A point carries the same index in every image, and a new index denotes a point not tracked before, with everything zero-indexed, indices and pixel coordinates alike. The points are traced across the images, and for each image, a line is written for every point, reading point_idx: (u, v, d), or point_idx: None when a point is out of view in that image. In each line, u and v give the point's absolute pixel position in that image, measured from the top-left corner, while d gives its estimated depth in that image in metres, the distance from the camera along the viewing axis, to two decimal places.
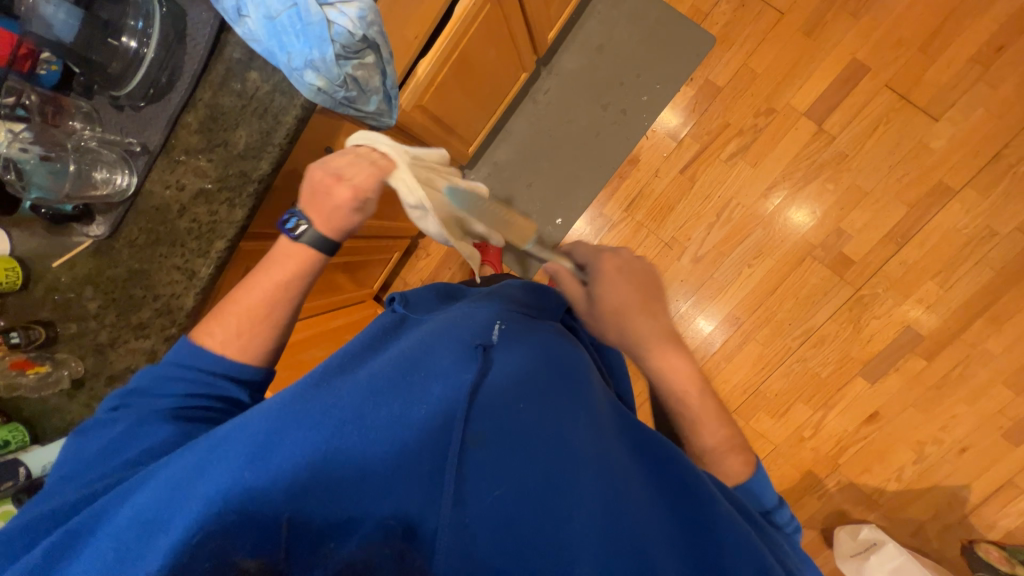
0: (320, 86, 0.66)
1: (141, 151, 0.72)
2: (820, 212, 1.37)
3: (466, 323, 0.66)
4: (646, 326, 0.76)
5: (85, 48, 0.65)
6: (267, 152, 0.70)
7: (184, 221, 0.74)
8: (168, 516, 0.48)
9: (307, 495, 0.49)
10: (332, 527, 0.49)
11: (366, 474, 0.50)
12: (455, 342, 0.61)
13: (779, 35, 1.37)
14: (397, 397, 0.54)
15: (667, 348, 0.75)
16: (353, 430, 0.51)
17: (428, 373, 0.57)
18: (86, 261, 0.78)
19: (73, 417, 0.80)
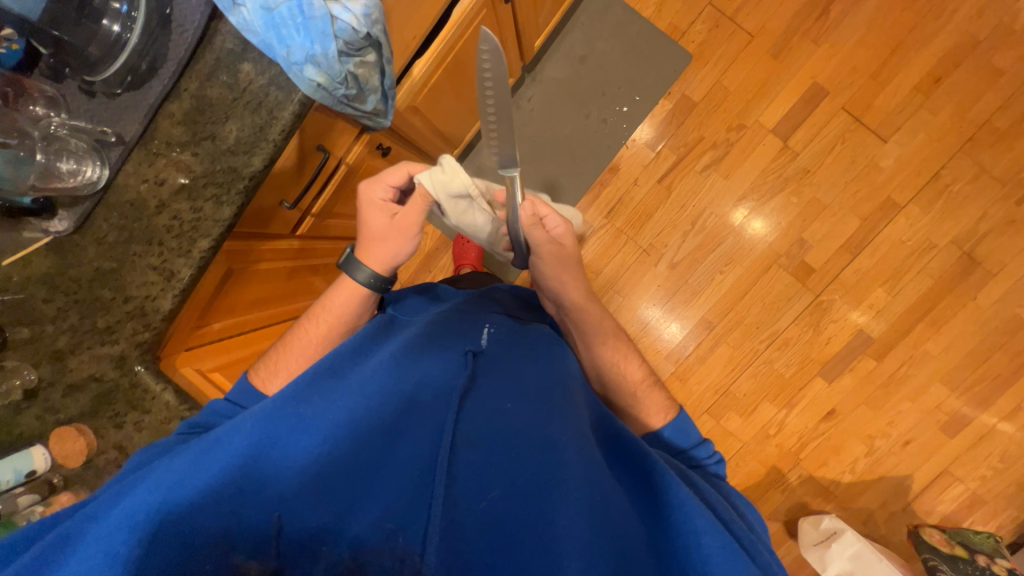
0: (320, 82, 0.63)
1: (116, 142, 0.67)
2: (785, 222, 1.46)
3: (456, 328, 0.67)
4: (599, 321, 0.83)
5: (51, 23, 0.59)
6: (260, 147, 0.67)
7: (163, 218, 0.69)
8: (156, 520, 0.45)
9: (299, 498, 0.47)
10: (321, 532, 0.47)
11: (358, 476, 0.49)
12: (445, 346, 0.62)
13: (749, 56, 1.47)
14: (391, 399, 0.54)
15: (616, 343, 0.84)
16: (346, 432, 0.51)
17: (420, 375, 0.57)
18: (44, 260, 0.71)
19: (25, 432, 0.73)
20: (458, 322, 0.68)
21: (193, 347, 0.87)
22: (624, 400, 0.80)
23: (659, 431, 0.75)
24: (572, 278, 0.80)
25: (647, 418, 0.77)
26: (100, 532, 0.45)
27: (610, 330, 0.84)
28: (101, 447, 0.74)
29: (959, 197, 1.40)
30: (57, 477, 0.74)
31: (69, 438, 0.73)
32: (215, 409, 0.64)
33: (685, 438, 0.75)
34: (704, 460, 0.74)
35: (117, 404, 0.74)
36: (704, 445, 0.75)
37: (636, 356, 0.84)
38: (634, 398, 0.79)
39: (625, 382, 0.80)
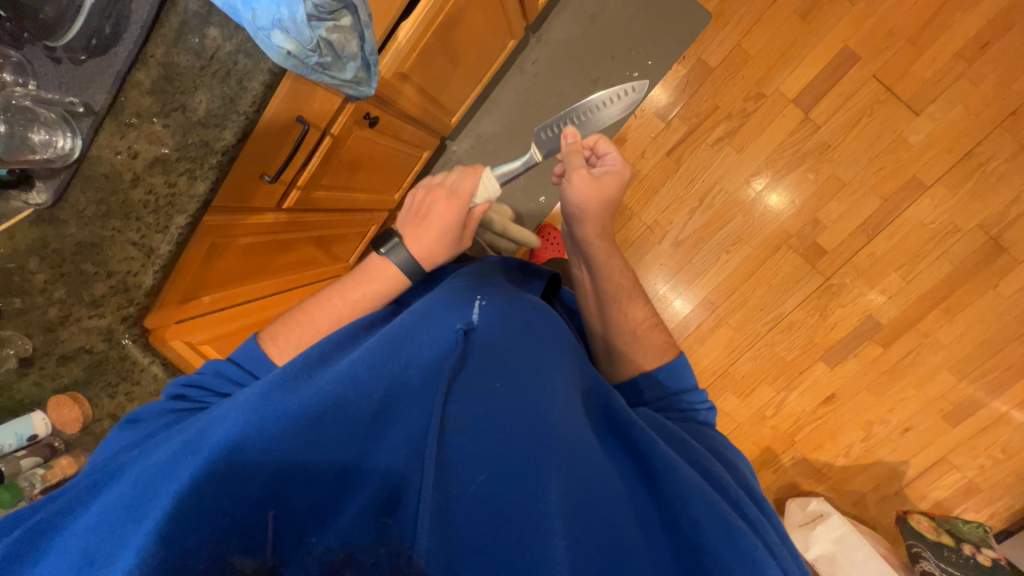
0: (289, 49, 0.59)
1: (85, 113, 0.64)
2: (800, 200, 1.39)
3: (447, 300, 0.61)
4: (618, 276, 0.79)
5: None
6: (232, 120, 0.65)
7: (139, 192, 0.68)
8: (142, 512, 0.45)
9: (286, 487, 0.47)
10: (311, 516, 0.47)
11: (345, 461, 0.49)
12: (435, 324, 0.58)
13: (775, 15, 1.34)
14: (378, 387, 0.52)
15: (631, 300, 0.80)
16: (331, 415, 0.49)
17: (408, 357, 0.55)
18: (25, 232, 0.69)
19: (23, 397, 0.74)
20: (451, 295, 0.63)
21: (182, 320, 0.87)
22: (624, 340, 0.78)
23: (651, 371, 0.75)
24: (602, 218, 0.74)
25: (642, 358, 0.77)
26: (91, 523, 0.45)
27: (618, 268, 0.80)
28: (96, 414, 0.77)
29: (993, 177, 1.30)
30: (58, 440, 0.77)
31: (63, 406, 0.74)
32: (222, 372, 0.60)
33: (678, 381, 0.75)
34: (692, 400, 0.73)
35: (108, 374, 0.76)
36: (695, 390, 0.75)
37: (636, 295, 0.81)
38: (633, 337, 0.78)
39: (626, 325, 0.78)
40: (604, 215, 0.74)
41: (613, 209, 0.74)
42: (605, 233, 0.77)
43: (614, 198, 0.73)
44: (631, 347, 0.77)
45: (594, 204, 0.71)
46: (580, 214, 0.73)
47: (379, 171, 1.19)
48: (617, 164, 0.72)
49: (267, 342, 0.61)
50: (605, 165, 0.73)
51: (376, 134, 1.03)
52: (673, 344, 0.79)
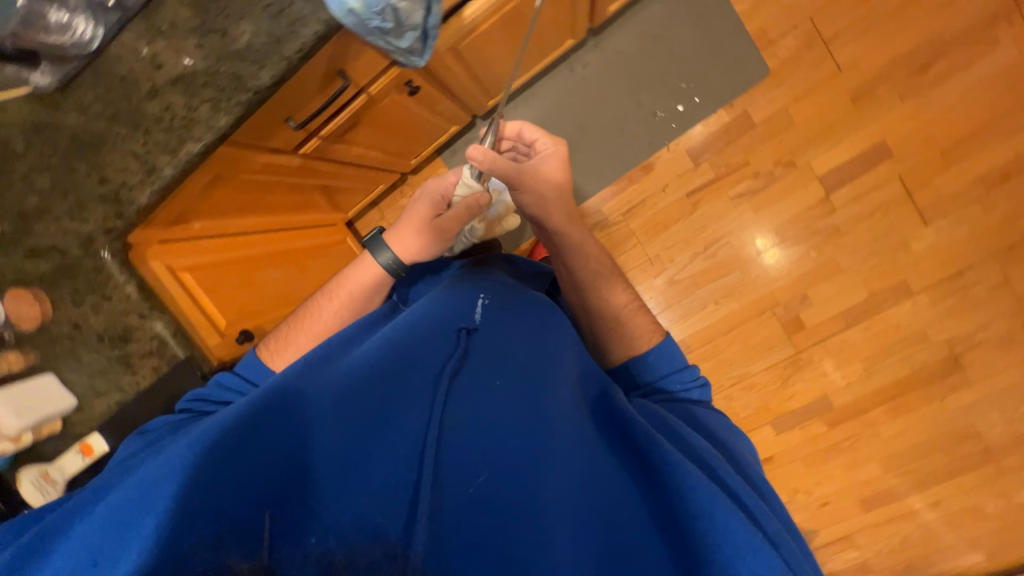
0: (352, 6, 0.56)
1: (115, 8, 0.61)
2: (795, 273, 1.43)
3: (451, 303, 0.64)
4: (599, 261, 0.80)
5: None
6: (273, 61, 0.61)
7: (154, 106, 0.64)
8: (132, 514, 0.41)
9: (286, 479, 0.45)
10: (310, 508, 0.43)
11: (347, 449, 0.48)
12: (436, 325, 0.60)
13: (827, 90, 1.35)
14: (379, 385, 0.52)
15: (613, 281, 0.81)
16: (330, 410, 0.49)
17: (412, 356, 0.56)
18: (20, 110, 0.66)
19: None
20: (454, 296, 0.65)
21: (171, 242, 0.83)
22: (607, 324, 0.78)
23: (643, 352, 0.75)
24: (561, 201, 0.76)
25: (631, 341, 0.77)
26: (82, 529, 0.42)
27: (592, 252, 0.80)
28: (56, 316, 0.73)
29: (972, 301, 1.36)
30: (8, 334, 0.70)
31: (22, 303, 0.70)
32: (223, 383, 0.62)
33: (668, 362, 0.74)
34: (679, 382, 0.72)
35: (82, 280, 0.72)
36: (686, 368, 0.73)
37: (617, 275, 0.81)
38: (619, 322, 0.78)
39: (602, 307, 0.79)
40: (564, 200, 0.76)
41: (566, 190, 0.77)
42: (564, 214, 0.77)
43: (565, 176, 0.77)
44: (614, 330, 0.78)
45: (554, 190, 0.75)
46: (535, 208, 0.74)
47: (404, 136, 1.14)
48: (550, 148, 0.75)
49: (260, 349, 0.67)
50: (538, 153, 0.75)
51: (411, 102, 0.99)
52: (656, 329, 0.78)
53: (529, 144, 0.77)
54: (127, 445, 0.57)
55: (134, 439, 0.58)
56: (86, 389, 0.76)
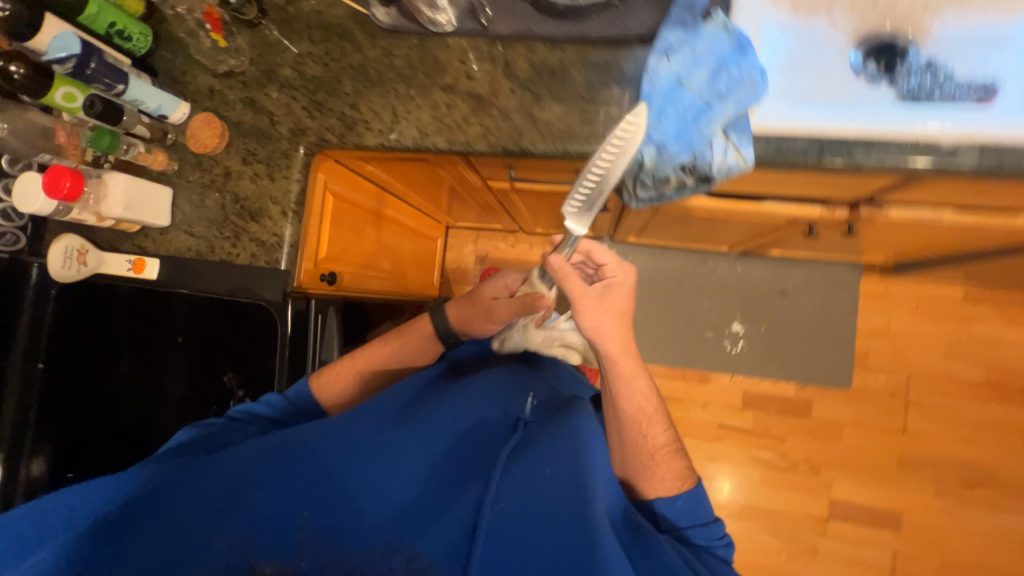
0: (644, 160, 0.64)
1: (479, 23, 0.68)
2: (754, 558, 1.41)
3: (513, 397, 0.71)
4: (642, 397, 0.74)
5: None
6: (554, 146, 0.66)
7: (441, 96, 0.71)
8: (200, 517, 0.54)
9: (327, 506, 0.55)
10: (343, 541, 0.53)
11: (380, 498, 0.57)
12: (498, 410, 0.67)
13: (886, 440, 1.39)
14: (431, 441, 0.62)
15: (653, 417, 0.74)
16: (383, 454, 0.60)
17: (446, 439, 0.63)
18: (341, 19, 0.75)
19: (197, 87, 0.81)
20: (515, 392, 0.72)
21: (341, 167, 0.84)
22: (637, 464, 0.73)
23: (672, 499, 0.70)
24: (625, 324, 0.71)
25: (655, 485, 0.72)
26: (152, 515, 0.54)
27: (641, 390, 0.73)
28: (219, 156, 0.79)
29: None
30: (171, 136, 0.79)
31: (208, 125, 0.78)
32: (268, 401, 0.76)
33: (695, 513, 0.69)
34: (704, 534, 0.68)
35: (266, 151, 0.77)
36: (715, 522, 0.69)
37: (661, 413, 0.75)
38: (650, 463, 0.72)
39: (640, 449, 0.73)
40: (626, 324, 0.70)
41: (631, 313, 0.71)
42: (623, 343, 0.70)
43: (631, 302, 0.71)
44: (645, 471, 0.72)
45: (620, 314, 0.69)
46: (593, 332, 0.68)
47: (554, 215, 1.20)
48: (620, 273, 0.69)
49: (313, 377, 0.79)
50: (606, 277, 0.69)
51: (589, 208, 1.05)
52: (689, 467, 0.73)
53: (598, 266, 0.71)
54: (202, 427, 0.70)
55: (210, 424, 0.70)
56: (189, 221, 0.79)
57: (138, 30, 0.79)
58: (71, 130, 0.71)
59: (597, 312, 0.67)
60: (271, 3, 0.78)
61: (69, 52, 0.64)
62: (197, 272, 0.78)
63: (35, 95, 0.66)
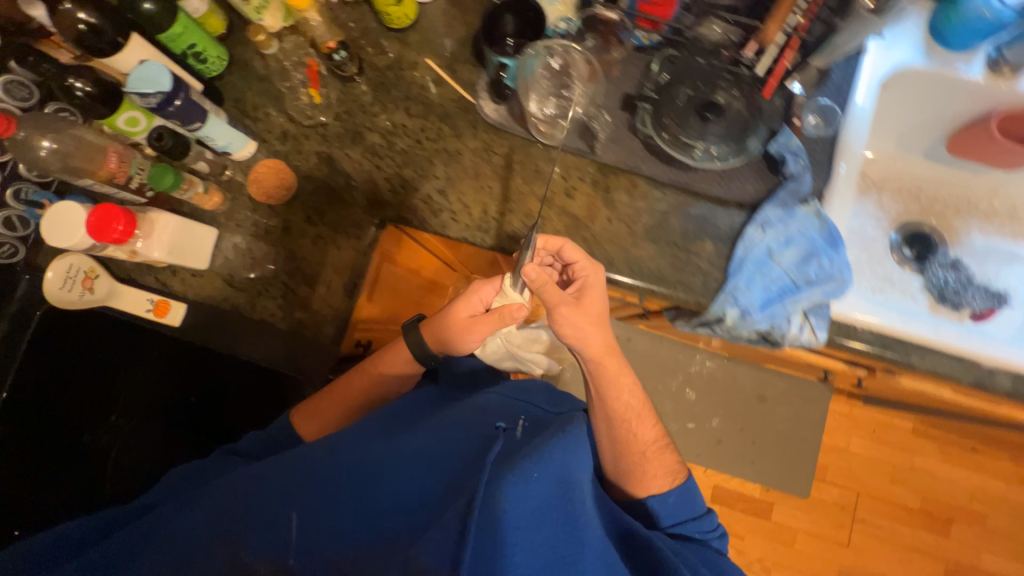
0: (724, 318, 0.66)
1: (588, 148, 0.69)
2: None
3: (501, 413, 0.64)
4: (624, 403, 0.69)
5: (666, 88, 0.67)
6: (643, 284, 0.67)
7: (535, 205, 0.70)
8: (173, 547, 0.49)
9: (324, 510, 0.50)
10: (338, 547, 0.47)
11: (378, 506, 0.51)
12: (481, 431, 0.59)
13: (832, 550, 1.50)
14: (409, 462, 0.55)
15: (641, 416, 0.71)
16: (357, 479, 0.53)
17: (448, 447, 0.57)
18: (442, 100, 0.73)
19: (268, 127, 0.75)
20: (507, 407, 0.65)
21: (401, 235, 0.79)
22: (625, 459, 0.69)
23: (660, 497, 0.67)
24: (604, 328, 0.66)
25: (641, 479, 0.68)
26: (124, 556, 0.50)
27: (630, 387, 0.69)
28: (280, 207, 0.73)
29: None
30: (230, 172, 0.72)
31: (275, 173, 0.72)
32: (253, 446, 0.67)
33: (689, 505, 0.68)
34: (700, 525, 0.67)
35: (334, 213, 0.72)
36: (706, 511, 0.68)
37: (647, 409, 0.71)
38: (635, 457, 0.68)
39: (632, 461, 0.68)
40: (606, 329, 0.67)
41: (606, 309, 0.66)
42: (607, 345, 0.67)
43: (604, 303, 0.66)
44: (631, 467, 0.68)
45: (599, 319, 0.66)
46: (573, 334, 0.65)
47: None
48: (588, 269, 0.65)
49: (297, 420, 0.72)
50: (574, 272, 0.66)
51: (624, 308, 1.06)
52: (677, 461, 0.71)
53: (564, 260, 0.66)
54: (192, 469, 0.63)
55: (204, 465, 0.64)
56: (231, 269, 0.71)
57: (215, 53, 0.72)
58: (122, 156, 0.62)
59: (578, 315, 0.65)
60: (371, 63, 0.75)
61: (156, 88, 0.57)
62: (232, 329, 0.71)
63: (94, 115, 0.59)
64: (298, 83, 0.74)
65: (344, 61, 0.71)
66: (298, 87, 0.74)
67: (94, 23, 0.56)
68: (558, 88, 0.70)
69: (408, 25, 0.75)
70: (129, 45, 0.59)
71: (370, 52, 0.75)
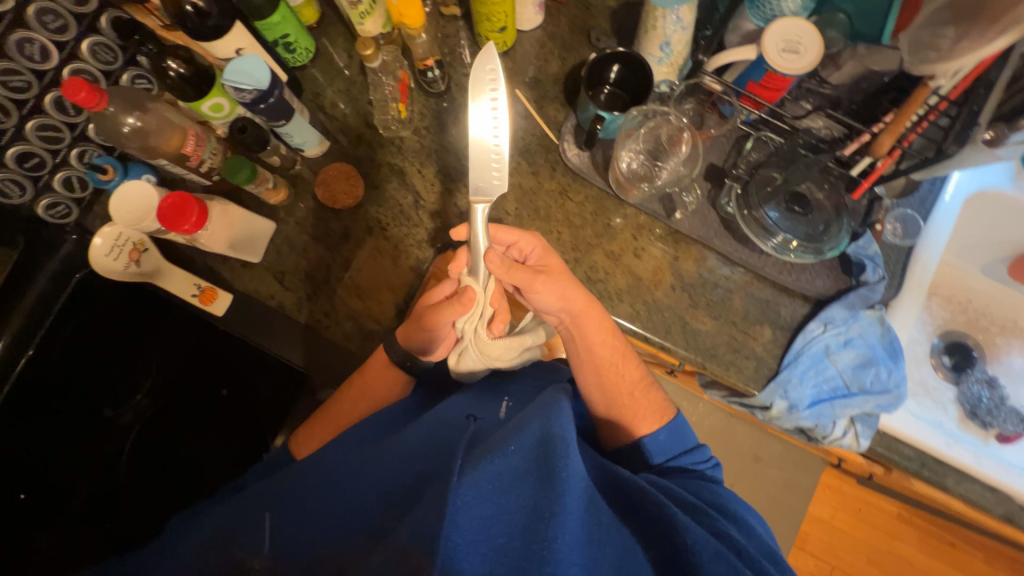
0: (770, 409, 0.66)
1: (667, 213, 0.68)
2: None
3: (487, 405, 0.56)
4: (597, 347, 0.63)
5: (755, 169, 0.66)
6: (697, 359, 0.67)
7: (602, 259, 0.69)
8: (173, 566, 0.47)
9: (300, 513, 0.47)
10: (319, 541, 0.44)
11: (347, 505, 0.46)
12: (458, 421, 0.52)
13: None
14: (382, 456, 0.50)
15: (623, 361, 0.64)
16: (331, 484, 0.50)
17: (420, 438, 0.51)
18: (524, 135, 0.72)
19: (344, 129, 0.73)
20: (496, 401, 0.57)
21: None
22: (609, 416, 0.63)
23: (651, 441, 0.60)
24: (568, 291, 0.61)
25: (625, 428, 0.62)
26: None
27: (605, 333, 0.63)
28: (343, 212, 0.71)
29: None
30: (298, 168, 0.71)
31: (347, 179, 0.70)
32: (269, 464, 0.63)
33: (679, 442, 0.61)
34: (694, 457, 0.60)
35: (398, 228, 0.71)
36: (698, 446, 0.61)
37: (631, 353, 0.65)
38: (616, 407, 0.62)
39: (617, 408, 0.62)
40: (568, 294, 0.61)
41: (565, 272, 0.62)
42: (582, 297, 0.61)
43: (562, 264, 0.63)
44: (615, 420, 0.62)
45: (561, 276, 0.61)
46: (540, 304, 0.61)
47: None
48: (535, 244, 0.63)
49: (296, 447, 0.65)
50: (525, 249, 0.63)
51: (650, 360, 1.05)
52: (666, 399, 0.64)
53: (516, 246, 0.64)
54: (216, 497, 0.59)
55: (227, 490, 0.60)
56: (282, 266, 0.70)
57: (304, 46, 0.70)
58: (199, 140, 0.60)
59: (553, 281, 0.60)
60: (458, 83, 0.73)
61: (255, 86, 0.55)
62: (272, 329, 0.69)
63: (183, 98, 0.57)
64: (379, 89, 0.71)
65: (434, 78, 0.69)
66: (379, 92, 0.71)
67: (203, 7, 0.54)
68: (652, 147, 0.68)
69: (502, 51, 0.73)
70: (230, 33, 0.57)
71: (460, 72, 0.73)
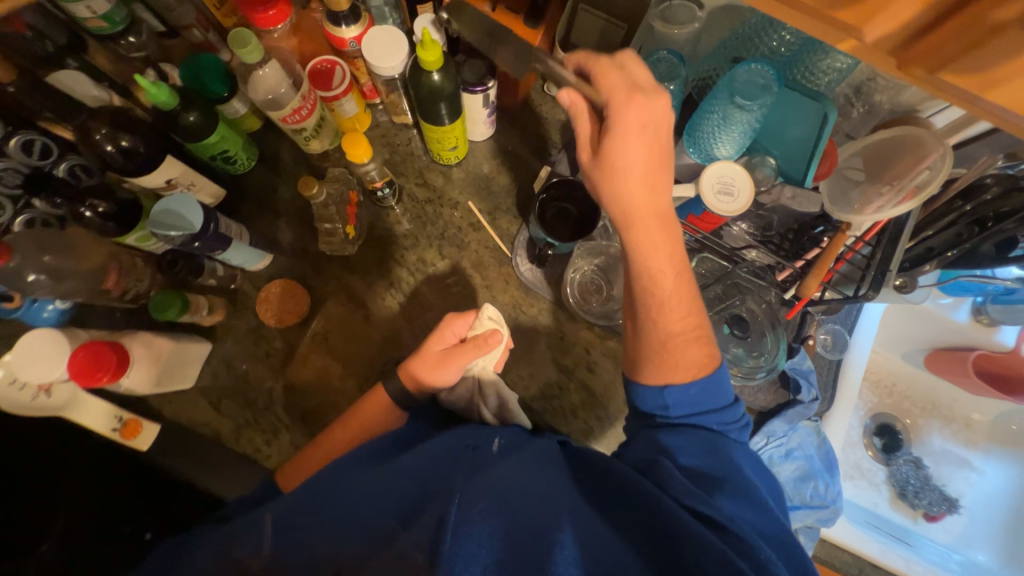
0: None
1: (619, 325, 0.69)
2: None
3: (473, 441, 0.52)
4: (650, 257, 0.46)
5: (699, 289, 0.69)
6: None
7: (556, 373, 0.69)
8: None
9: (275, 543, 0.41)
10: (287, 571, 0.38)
11: (330, 529, 0.41)
12: (440, 453, 0.49)
13: None
14: (363, 488, 0.45)
15: (680, 296, 0.47)
16: (300, 517, 0.43)
17: (402, 470, 0.46)
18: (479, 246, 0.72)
19: (289, 238, 0.70)
20: (482, 441, 0.52)
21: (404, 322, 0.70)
22: (651, 350, 0.46)
23: (686, 401, 0.45)
24: (642, 188, 0.45)
25: (667, 373, 0.45)
26: None
27: (664, 248, 0.46)
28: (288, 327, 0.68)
29: None
30: (237, 283, 0.67)
31: (290, 295, 0.68)
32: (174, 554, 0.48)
33: (717, 393, 0.45)
34: (724, 418, 0.45)
35: (347, 342, 0.68)
36: (732, 403, 0.46)
37: (694, 293, 0.48)
38: (662, 345, 0.46)
39: (644, 347, 0.47)
40: (638, 183, 0.44)
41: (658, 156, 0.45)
42: (650, 186, 0.45)
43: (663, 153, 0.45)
44: (660, 357, 0.46)
45: (644, 152, 0.44)
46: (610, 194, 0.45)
47: None
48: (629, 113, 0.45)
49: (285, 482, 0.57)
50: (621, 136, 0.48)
51: None
52: (716, 347, 0.47)
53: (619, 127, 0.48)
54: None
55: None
56: (218, 388, 0.66)
57: (246, 154, 0.67)
58: (124, 271, 0.57)
59: (621, 168, 0.44)
60: (411, 194, 0.73)
61: (183, 230, 0.51)
62: (207, 460, 0.64)
63: (104, 234, 0.53)
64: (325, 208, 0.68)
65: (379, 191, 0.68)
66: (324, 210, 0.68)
67: (129, 145, 0.50)
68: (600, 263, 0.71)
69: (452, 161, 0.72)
70: (162, 166, 0.53)
71: (407, 175, 0.73)
